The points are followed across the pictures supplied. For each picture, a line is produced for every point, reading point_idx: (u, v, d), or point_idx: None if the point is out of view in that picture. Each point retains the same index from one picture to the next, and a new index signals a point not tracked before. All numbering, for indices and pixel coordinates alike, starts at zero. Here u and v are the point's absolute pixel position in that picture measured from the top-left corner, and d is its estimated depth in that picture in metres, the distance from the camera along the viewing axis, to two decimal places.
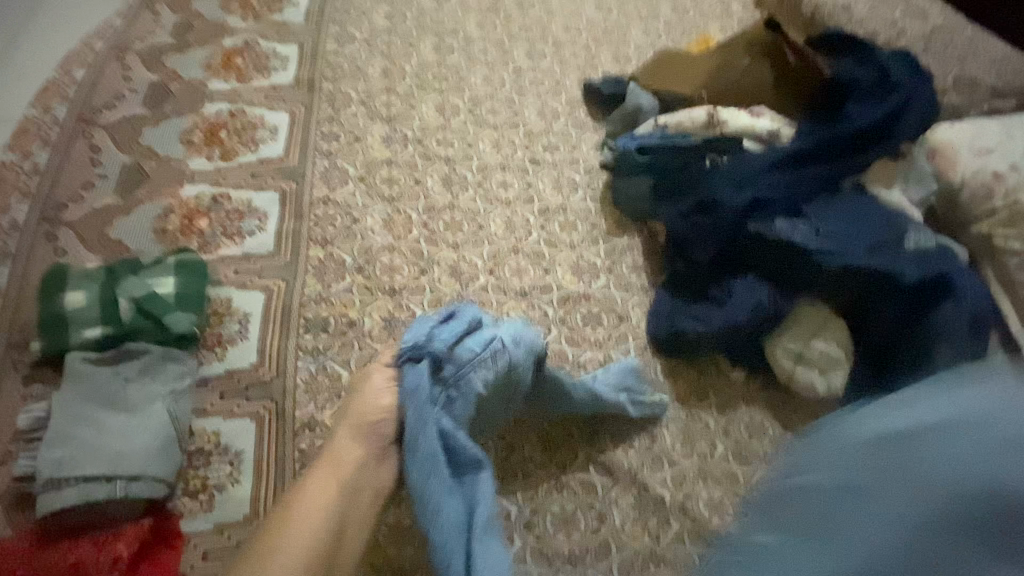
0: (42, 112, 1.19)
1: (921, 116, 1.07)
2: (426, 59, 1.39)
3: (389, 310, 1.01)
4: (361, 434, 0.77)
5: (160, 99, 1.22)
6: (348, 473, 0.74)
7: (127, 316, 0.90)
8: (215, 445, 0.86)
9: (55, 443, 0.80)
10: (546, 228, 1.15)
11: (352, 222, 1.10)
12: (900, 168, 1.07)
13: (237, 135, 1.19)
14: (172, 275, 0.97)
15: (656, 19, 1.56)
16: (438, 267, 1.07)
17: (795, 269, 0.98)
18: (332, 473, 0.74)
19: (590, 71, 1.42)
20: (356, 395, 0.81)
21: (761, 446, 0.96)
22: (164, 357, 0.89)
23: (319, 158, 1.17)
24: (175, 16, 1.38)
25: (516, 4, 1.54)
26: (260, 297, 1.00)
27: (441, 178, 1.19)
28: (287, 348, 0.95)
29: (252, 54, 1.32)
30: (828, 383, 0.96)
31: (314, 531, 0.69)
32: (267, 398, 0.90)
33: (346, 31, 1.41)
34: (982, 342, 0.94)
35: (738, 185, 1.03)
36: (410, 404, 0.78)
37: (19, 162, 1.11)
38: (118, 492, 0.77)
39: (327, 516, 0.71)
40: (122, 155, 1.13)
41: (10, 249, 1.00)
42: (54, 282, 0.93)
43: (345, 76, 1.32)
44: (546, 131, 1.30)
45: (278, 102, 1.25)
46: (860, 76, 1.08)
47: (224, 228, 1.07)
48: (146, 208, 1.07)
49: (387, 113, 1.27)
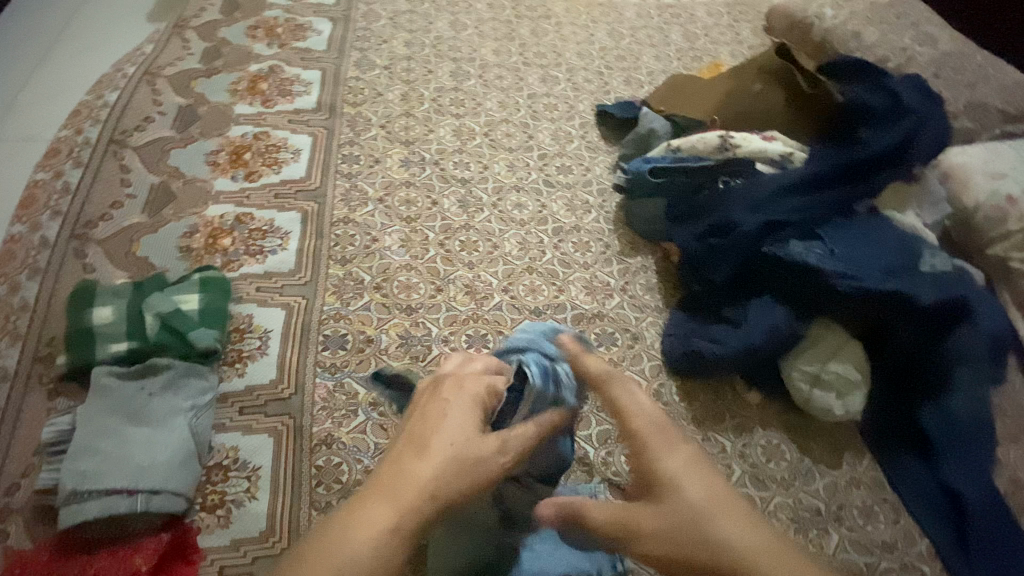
0: (74, 133, 1.23)
1: (936, 136, 1.06)
2: (444, 84, 1.43)
3: (406, 327, 1.02)
4: (444, 471, 0.60)
5: (189, 122, 1.27)
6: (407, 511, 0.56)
7: (153, 332, 0.93)
8: (234, 460, 0.87)
9: (79, 456, 0.81)
10: (559, 248, 1.17)
11: (370, 241, 1.12)
12: (912, 193, 1.09)
13: (261, 157, 1.22)
14: (196, 292, 0.99)
15: (668, 46, 1.59)
16: (454, 286, 1.08)
17: (813, 293, 0.97)
18: (388, 503, 0.56)
19: (602, 96, 1.45)
20: (449, 422, 0.65)
21: (779, 470, 0.96)
22: (187, 372, 0.91)
23: (339, 180, 1.21)
24: (204, 43, 1.43)
25: (530, 32, 1.59)
26: (281, 314, 1.02)
27: (458, 200, 1.21)
28: (306, 365, 0.96)
29: (277, 80, 1.37)
30: (846, 407, 0.96)
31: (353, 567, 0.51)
32: (285, 413, 0.92)
33: (366, 57, 1.46)
34: (1001, 364, 0.96)
35: (752, 208, 1.03)
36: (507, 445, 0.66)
37: (51, 181, 1.14)
38: (140, 505, 0.79)
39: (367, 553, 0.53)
40: (150, 176, 1.17)
41: (40, 265, 1.03)
42: (84, 298, 0.96)
43: (366, 101, 1.36)
44: (560, 154, 1.32)
45: (301, 125, 1.29)
46: (872, 102, 1.07)
47: (247, 246, 1.09)
48: (172, 226, 1.10)
49: (406, 136, 1.31)
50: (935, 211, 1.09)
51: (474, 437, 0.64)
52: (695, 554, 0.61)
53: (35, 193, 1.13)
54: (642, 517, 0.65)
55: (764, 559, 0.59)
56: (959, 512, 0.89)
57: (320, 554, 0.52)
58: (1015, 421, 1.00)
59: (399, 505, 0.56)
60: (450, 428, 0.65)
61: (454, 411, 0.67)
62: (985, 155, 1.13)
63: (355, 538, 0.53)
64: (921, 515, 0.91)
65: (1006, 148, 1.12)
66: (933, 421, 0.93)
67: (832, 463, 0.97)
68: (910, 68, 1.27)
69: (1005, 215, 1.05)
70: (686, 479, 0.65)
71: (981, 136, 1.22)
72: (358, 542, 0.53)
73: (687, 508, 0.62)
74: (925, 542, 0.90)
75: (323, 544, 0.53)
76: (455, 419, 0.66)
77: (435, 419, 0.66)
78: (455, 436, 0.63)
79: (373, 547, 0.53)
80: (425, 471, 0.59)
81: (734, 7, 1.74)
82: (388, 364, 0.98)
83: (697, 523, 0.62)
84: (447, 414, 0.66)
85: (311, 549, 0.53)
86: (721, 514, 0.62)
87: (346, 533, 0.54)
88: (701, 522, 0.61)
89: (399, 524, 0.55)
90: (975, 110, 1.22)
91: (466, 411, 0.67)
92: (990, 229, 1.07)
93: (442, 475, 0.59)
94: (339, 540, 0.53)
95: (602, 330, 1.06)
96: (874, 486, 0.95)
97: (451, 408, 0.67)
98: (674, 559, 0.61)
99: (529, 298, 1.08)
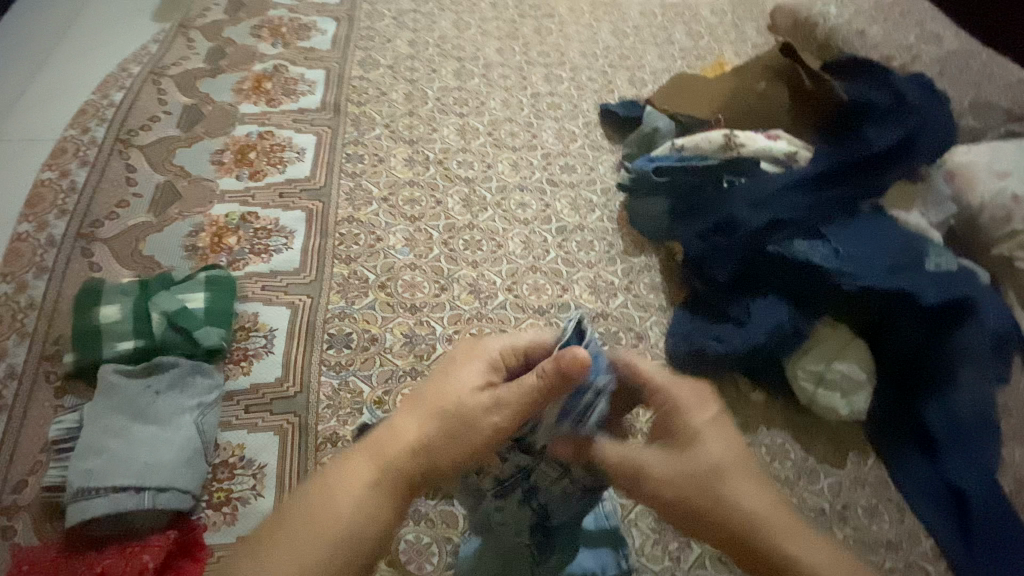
0: (80, 132, 1.24)
1: (940, 136, 1.07)
2: (448, 83, 1.43)
3: (410, 326, 1.03)
4: (428, 433, 0.61)
5: (194, 121, 1.27)
6: (386, 467, 0.60)
7: (159, 330, 0.93)
8: (239, 458, 0.87)
9: (86, 454, 0.82)
10: (563, 248, 1.17)
11: (375, 240, 1.13)
12: (918, 191, 1.08)
13: (266, 156, 1.23)
14: (201, 291, 0.99)
15: (672, 45, 1.59)
16: (458, 285, 1.09)
17: (817, 290, 0.97)
18: (371, 458, 0.60)
19: (606, 95, 1.45)
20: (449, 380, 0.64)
21: (784, 469, 0.96)
22: (193, 371, 0.91)
23: (344, 179, 1.21)
24: (209, 43, 1.44)
25: (533, 31, 1.59)
26: (286, 312, 1.02)
27: (461, 199, 1.22)
28: (311, 363, 0.97)
29: (281, 79, 1.37)
30: (851, 405, 0.96)
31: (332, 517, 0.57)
32: (290, 412, 0.92)
33: (370, 57, 1.46)
34: (1004, 363, 0.96)
35: (757, 206, 1.03)
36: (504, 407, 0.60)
37: (58, 181, 1.15)
38: (147, 503, 0.79)
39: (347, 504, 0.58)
40: (156, 175, 1.17)
41: (47, 265, 1.04)
42: (89, 297, 0.96)
43: (370, 101, 1.36)
44: (564, 153, 1.33)
45: (305, 124, 1.29)
46: (876, 99, 1.08)
47: (252, 245, 1.10)
48: (178, 225, 1.11)
49: (410, 135, 1.31)
50: (941, 210, 1.09)
51: (469, 399, 0.61)
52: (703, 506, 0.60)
53: (41, 193, 1.13)
54: (652, 459, 0.63)
55: (768, 522, 0.59)
56: (963, 509, 0.88)
57: (302, 518, 0.56)
58: (1020, 421, 1.00)
59: (379, 461, 0.60)
60: (448, 391, 0.63)
61: (460, 371, 0.64)
62: (991, 154, 1.12)
63: (333, 509, 0.57)
64: (926, 514, 0.91)
65: (1013, 147, 1.12)
66: (937, 418, 0.93)
67: (837, 462, 0.97)
68: (915, 67, 1.27)
69: (1010, 214, 1.05)
70: (709, 434, 0.64)
71: (986, 134, 1.22)
72: (336, 511, 0.57)
73: (707, 463, 0.62)
74: (929, 541, 0.89)
75: (305, 513, 0.57)
76: (459, 377, 0.63)
77: (441, 378, 0.64)
78: (450, 395, 0.62)
79: (353, 499, 0.58)
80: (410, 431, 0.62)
81: (738, 6, 1.74)
82: (393, 363, 0.98)
83: (714, 478, 0.61)
84: (453, 372, 0.64)
85: (294, 514, 0.57)
86: (736, 474, 0.61)
87: (331, 489, 0.58)
88: (715, 476, 0.61)
89: (378, 481, 0.59)
90: (981, 109, 1.22)
91: (473, 369, 0.64)
92: (995, 228, 1.06)
93: (426, 436, 0.61)
94: (320, 509, 0.57)
95: (606, 329, 1.06)
96: (879, 485, 0.95)
97: (460, 366, 0.64)
98: (674, 505, 0.61)
99: (533, 297, 1.09)
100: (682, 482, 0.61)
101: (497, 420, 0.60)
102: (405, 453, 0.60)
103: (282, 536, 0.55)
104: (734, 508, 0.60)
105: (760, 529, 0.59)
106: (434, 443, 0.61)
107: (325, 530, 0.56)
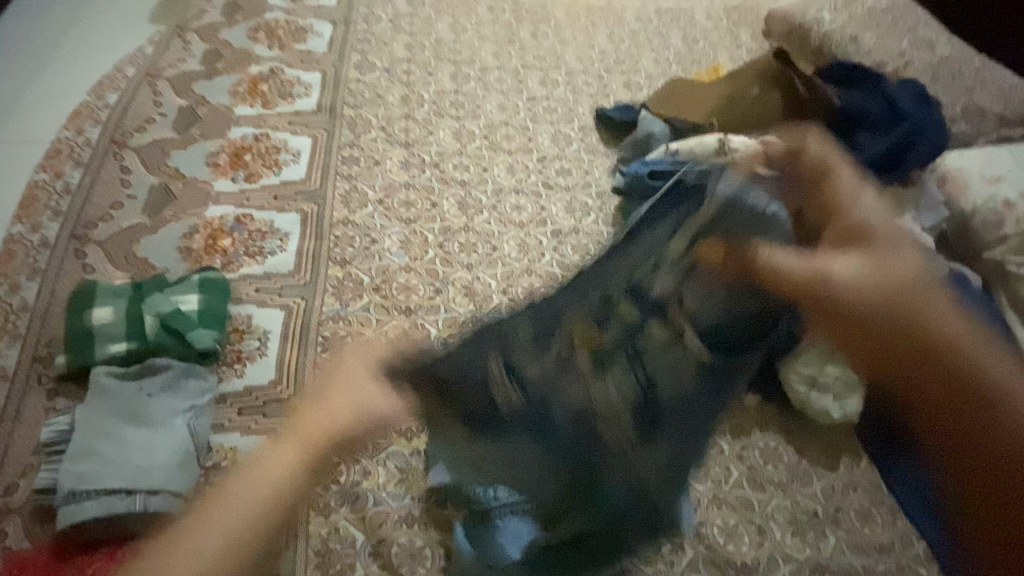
0: (75, 134, 1.23)
1: (932, 143, 1.08)
2: (444, 86, 1.43)
3: (405, 329, 1.03)
4: (356, 416, 0.76)
5: (190, 123, 1.27)
6: (291, 467, 0.72)
7: (152, 332, 0.93)
8: (232, 460, 0.88)
9: (78, 456, 0.81)
10: (558, 251, 1.17)
11: (370, 243, 1.13)
12: (911, 196, 1.09)
13: (261, 158, 1.23)
14: (195, 292, 0.99)
15: (668, 49, 1.60)
16: (453, 288, 1.09)
17: None
18: (293, 446, 0.74)
19: (601, 99, 1.45)
20: (340, 379, 0.78)
21: (776, 472, 0.97)
22: (186, 373, 0.91)
23: (340, 181, 1.21)
24: (205, 45, 1.43)
25: (530, 35, 1.60)
26: (280, 315, 1.02)
27: (457, 202, 1.22)
28: (305, 366, 0.97)
29: (278, 82, 1.37)
30: (844, 409, 0.98)
31: (238, 520, 0.67)
32: (284, 414, 0.92)
33: (367, 60, 1.46)
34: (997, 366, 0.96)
35: None
36: (388, 395, 0.79)
37: (51, 182, 1.15)
38: (137, 506, 0.79)
39: (263, 495, 0.70)
40: (151, 177, 1.17)
41: (40, 266, 1.03)
42: (82, 298, 0.96)
43: (366, 103, 1.36)
44: (559, 156, 1.33)
45: (301, 127, 1.29)
46: (869, 107, 1.09)
47: (247, 247, 1.09)
48: (172, 227, 1.11)
49: (406, 138, 1.31)
50: (933, 214, 1.09)
51: (380, 397, 0.78)
52: (911, 329, 0.70)
53: (35, 194, 1.13)
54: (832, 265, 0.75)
55: (965, 342, 0.70)
56: None
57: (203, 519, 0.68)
58: None
59: (303, 451, 0.73)
60: (345, 386, 0.77)
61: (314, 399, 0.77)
62: (984, 158, 1.12)
63: (224, 522, 0.67)
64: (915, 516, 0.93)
65: (1004, 151, 1.12)
66: None
67: (830, 465, 0.99)
68: (908, 72, 1.28)
69: (1002, 219, 1.06)
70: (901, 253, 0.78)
71: (978, 140, 1.23)
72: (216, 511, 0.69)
73: (907, 271, 0.75)
74: (921, 543, 0.92)
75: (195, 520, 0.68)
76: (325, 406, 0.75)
77: (344, 387, 0.78)
78: (357, 393, 0.77)
79: (285, 477, 0.72)
80: (319, 424, 0.75)
81: (733, 11, 1.75)
82: None
83: (920, 289, 0.73)
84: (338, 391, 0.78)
85: (215, 523, 0.67)
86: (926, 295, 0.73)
87: (264, 471, 0.71)
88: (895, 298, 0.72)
89: (298, 461, 0.73)
90: (973, 114, 1.23)
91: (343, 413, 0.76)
92: (987, 232, 1.07)
93: (326, 432, 0.75)
94: (197, 538, 0.66)
95: None
96: (871, 489, 0.97)
97: (353, 362, 0.80)
98: (834, 310, 0.73)
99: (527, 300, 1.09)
100: (884, 286, 0.73)
101: (382, 414, 0.78)
102: (329, 439, 0.75)
103: (197, 518, 0.68)
104: (936, 318, 0.71)
105: (947, 345, 0.70)
106: (318, 457, 0.73)
107: (224, 527, 0.67)
